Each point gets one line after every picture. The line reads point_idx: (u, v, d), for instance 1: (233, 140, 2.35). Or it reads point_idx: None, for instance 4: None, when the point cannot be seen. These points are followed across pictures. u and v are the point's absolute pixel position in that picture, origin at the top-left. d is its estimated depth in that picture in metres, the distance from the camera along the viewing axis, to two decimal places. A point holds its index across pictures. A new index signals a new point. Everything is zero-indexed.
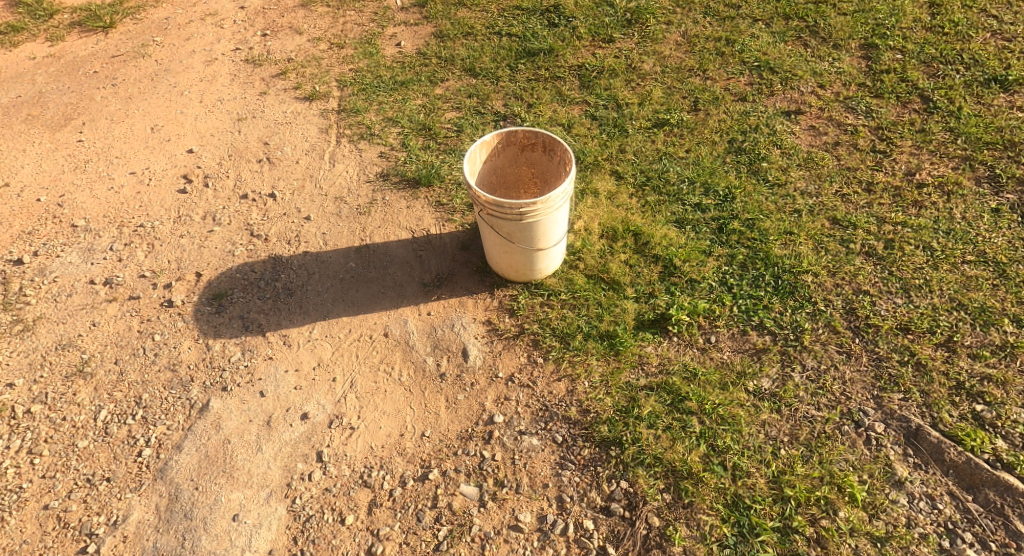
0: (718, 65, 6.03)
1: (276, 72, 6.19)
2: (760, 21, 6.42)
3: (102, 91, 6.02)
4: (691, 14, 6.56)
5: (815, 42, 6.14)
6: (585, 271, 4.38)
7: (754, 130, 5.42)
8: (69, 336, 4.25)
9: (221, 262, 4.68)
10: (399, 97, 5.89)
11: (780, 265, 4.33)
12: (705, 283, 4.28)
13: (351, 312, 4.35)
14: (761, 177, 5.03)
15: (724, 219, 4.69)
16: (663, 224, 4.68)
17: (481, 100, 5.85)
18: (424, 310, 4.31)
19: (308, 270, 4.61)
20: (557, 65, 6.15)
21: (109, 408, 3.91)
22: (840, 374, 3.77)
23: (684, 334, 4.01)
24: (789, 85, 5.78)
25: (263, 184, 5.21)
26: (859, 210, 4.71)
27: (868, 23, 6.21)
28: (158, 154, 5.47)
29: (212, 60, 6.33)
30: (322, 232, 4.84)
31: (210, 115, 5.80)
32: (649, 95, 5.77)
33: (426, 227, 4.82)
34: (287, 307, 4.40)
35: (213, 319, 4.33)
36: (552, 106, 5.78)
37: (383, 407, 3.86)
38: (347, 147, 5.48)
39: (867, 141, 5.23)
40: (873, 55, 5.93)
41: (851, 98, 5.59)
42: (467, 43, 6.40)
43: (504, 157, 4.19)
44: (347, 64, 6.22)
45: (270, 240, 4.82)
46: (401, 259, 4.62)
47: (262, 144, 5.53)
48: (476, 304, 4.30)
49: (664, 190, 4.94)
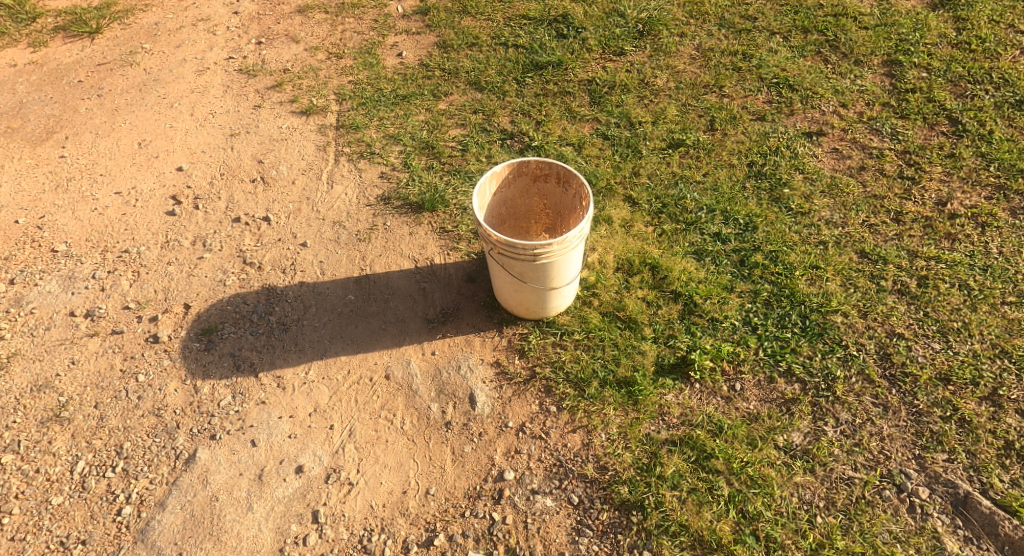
0: (735, 81, 5.76)
1: (271, 83, 5.88)
2: (778, 34, 6.13)
3: (86, 102, 5.70)
4: (706, 26, 6.27)
5: (836, 57, 5.86)
6: (600, 309, 4.11)
7: (775, 153, 5.15)
8: (45, 376, 3.96)
9: (212, 293, 4.40)
10: (400, 112, 5.59)
11: (806, 304, 4.08)
12: (728, 322, 4.02)
13: (351, 350, 4.07)
14: (784, 205, 4.77)
15: (745, 251, 4.43)
16: (681, 256, 4.41)
17: (487, 116, 5.56)
18: (428, 350, 4.04)
19: (304, 303, 4.33)
20: (566, 79, 5.86)
21: (87, 459, 3.62)
22: (877, 430, 3.51)
23: (707, 380, 3.75)
24: (809, 103, 5.51)
25: (257, 207, 4.92)
26: (887, 242, 4.45)
27: (891, 37, 5.93)
28: (145, 172, 5.16)
29: (203, 69, 6.01)
30: (320, 260, 4.56)
31: (201, 129, 5.50)
32: (663, 112, 5.50)
33: (429, 256, 4.54)
34: (282, 344, 4.12)
35: (202, 358, 4.05)
36: (561, 123, 5.50)
37: (385, 460, 3.58)
38: (346, 166, 5.18)
39: (894, 166, 4.97)
40: (897, 72, 5.66)
41: (875, 119, 5.33)
42: (472, 54, 6.11)
43: (514, 188, 3.91)
44: (345, 76, 5.92)
45: (263, 268, 4.54)
46: (403, 291, 4.34)
47: (256, 162, 5.23)
48: (484, 344, 4.03)
49: (681, 218, 4.67)
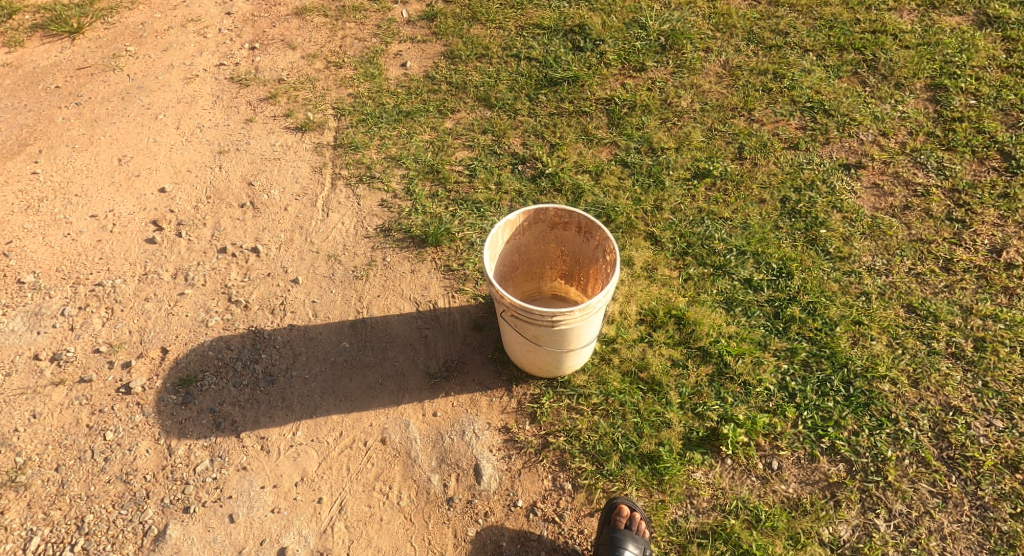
0: (765, 103, 5.32)
1: (264, 95, 5.44)
2: (811, 52, 5.67)
3: (64, 110, 5.26)
4: (733, 41, 5.83)
5: (874, 79, 5.42)
6: (620, 367, 3.72)
7: (810, 187, 4.73)
8: (3, 432, 3.57)
9: (192, 335, 3.98)
10: (403, 130, 5.17)
11: (849, 368, 3.72)
12: (763, 386, 3.64)
13: (344, 408, 3.68)
14: (821, 247, 4.36)
15: (780, 302, 4.04)
16: (709, 306, 4.01)
17: (496, 138, 5.13)
18: (429, 410, 3.66)
19: (293, 350, 3.93)
20: (582, 97, 5.43)
21: (43, 534, 3.25)
22: (936, 526, 3.23)
23: (740, 456, 3.41)
24: (847, 131, 5.08)
25: (245, 236, 4.49)
26: (937, 295, 4.09)
27: (935, 59, 5.49)
28: (125, 193, 4.73)
29: (192, 77, 5.56)
30: (312, 299, 4.15)
31: (187, 145, 5.06)
32: (687, 138, 5.07)
33: (432, 298, 4.14)
34: (267, 399, 3.72)
35: (178, 413, 3.64)
36: (577, 147, 5.06)
37: (379, 542, 3.24)
38: (343, 192, 4.75)
39: (942, 207, 4.57)
40: (942, 97, 5.23)
41: (919, 150, 4.91)
42: (481, 66, 5.66)
43: (529, 235, 3.51)
44: (345, 88, 5.49)
45: (250, 307, 4.13)
46: (403, 339, 3.95)
47: (246, 185, 4.80)
48: (491, 404, 3.65)
49: (708, 260, 4.26)
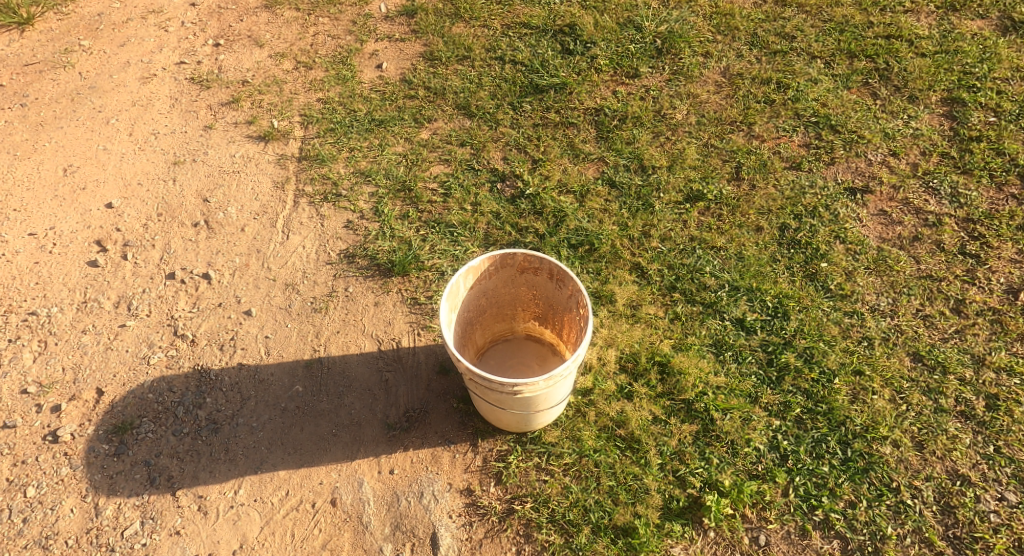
0: (767, 116, 4.89)
1: (226, 98, 5.03)
2: (819, 59, 5.23)
3: (9, 112, 4.88)
4: (735, 45, 5.37)
5: (886, 91, 5.00)
6: (596, 423, 3.46)
7: (812, 214, 4.34)
8: None
9: (131, 374, 3.65)
10: (374, 141, 4.75)
11: (847, 427, 3.48)
12: (752, 447, 3.40)
13: (292, 462, 3.40)
14: (821, 284, 4.01)
15: (775, 347, 3.74)
16: (697, 352, 3.70)
17: (475, 151, 4.72)
18: (386, 467, 3.38)
19: (241, 394, 3.60)
20: (570, 106, 4.98)
21: None
22: None
23: (723, 529, 3.18)
24: (854, 150, 4.68)
25: (197, 260, 4.12)
26: (946, 341, 3.79)
27: (953, 68, 5.06)
28: (68, 208, 4.35)
29: (149, 76, 5.16)
30: (265, 335, 3.80)
31: (139, 154, 4.67)
32: (681, 155, 4.64)
33: (395, 336, 3.80)
34: (209, 451, 3.42)
35: (108, 466, 3.36)
36: (561, 163, 4.64)
37: None
38: (306, 211, 4.36)
39: (955, 239, 4.21)
40: (960, 113, 4.82)
41: (932, 174, 4.52)
42: (462, 70, 5.23)
43: (496, 280, 3.20)
44: (313, 91, 5.06)
45: (197, 342, 3.78)
46: (362, 384, 3.62)
47: (201, 201, 4.41)
48: (454, 462, 3.38)
49: (697, 298, 3.92)
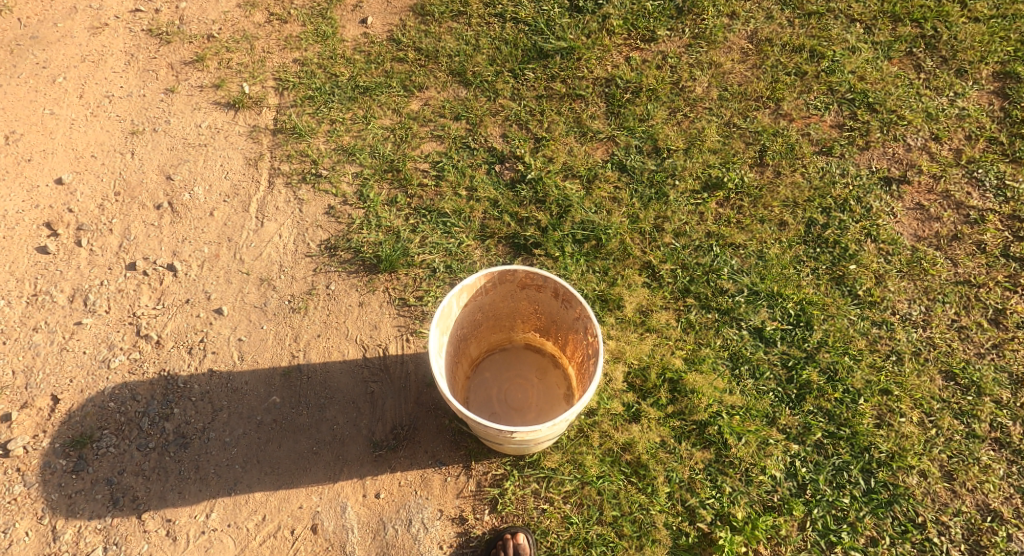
0: (797, 91, 4.41)
1: (190, 56, 4.49)
2: (859, 23, 4.66)
3: None
4: (765, 4, 4.75)
5: (931, 63, 4.50)
6: (600, 445, 3.21)
7: (841, 207, 3.95)
8: None
9: (90, 380, 3.35)
10: (358, 113, 4.28)
11: (872, 455, 3.22)
12: (768, 475, 3.15)
13: (269, 483, 3.13)
14: (848, 289, 3.67)
15: (796, 362, 3.43)
16: (710, 366, 3.40)
17: (471, 127, 4.26)
18: (372, 490, 3.12)
19: (212, 404, 3.30)
20: (577, 75, 4.47)
21: None
22: None
23: None
24: (891, 132, 4.25)
25: (161, 249, 3.75)
26: (982, 357, 3.49)
27: (1008, 37, 4.54)
28: (12, 183, 3.94)
29: (100, 26, 4.58)
30: (238, 337, 3.47)
31: (92, 120, 4.21)
32: (700, 136, 4.20)
33: (382, 341, 3.47)
34: (178, 469, 3.16)
35: (67, 484, 3.12)
36: (567, 143, 4.21)
37: None
38: (283, 194, 3.96)
39: (998, 239, 3.85)
40: (1011, 91, 4.36)
41: (976, 162, 4.12)
42: (457, 29, 4.62)
43: (494, 295, 2.88)
44: (290, 51, 4.52)
45: (163, 344, 3.45)
46: (345, 395, 3.32)
47: (164, 179, 4.00)
48: (445, 486, 3.13)
49: (713, 304, 3.59)
